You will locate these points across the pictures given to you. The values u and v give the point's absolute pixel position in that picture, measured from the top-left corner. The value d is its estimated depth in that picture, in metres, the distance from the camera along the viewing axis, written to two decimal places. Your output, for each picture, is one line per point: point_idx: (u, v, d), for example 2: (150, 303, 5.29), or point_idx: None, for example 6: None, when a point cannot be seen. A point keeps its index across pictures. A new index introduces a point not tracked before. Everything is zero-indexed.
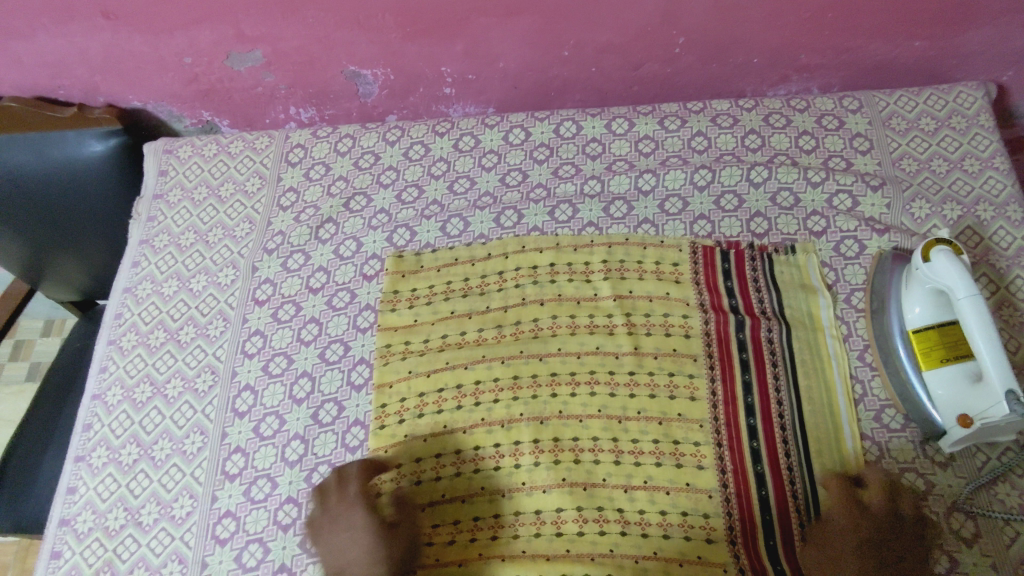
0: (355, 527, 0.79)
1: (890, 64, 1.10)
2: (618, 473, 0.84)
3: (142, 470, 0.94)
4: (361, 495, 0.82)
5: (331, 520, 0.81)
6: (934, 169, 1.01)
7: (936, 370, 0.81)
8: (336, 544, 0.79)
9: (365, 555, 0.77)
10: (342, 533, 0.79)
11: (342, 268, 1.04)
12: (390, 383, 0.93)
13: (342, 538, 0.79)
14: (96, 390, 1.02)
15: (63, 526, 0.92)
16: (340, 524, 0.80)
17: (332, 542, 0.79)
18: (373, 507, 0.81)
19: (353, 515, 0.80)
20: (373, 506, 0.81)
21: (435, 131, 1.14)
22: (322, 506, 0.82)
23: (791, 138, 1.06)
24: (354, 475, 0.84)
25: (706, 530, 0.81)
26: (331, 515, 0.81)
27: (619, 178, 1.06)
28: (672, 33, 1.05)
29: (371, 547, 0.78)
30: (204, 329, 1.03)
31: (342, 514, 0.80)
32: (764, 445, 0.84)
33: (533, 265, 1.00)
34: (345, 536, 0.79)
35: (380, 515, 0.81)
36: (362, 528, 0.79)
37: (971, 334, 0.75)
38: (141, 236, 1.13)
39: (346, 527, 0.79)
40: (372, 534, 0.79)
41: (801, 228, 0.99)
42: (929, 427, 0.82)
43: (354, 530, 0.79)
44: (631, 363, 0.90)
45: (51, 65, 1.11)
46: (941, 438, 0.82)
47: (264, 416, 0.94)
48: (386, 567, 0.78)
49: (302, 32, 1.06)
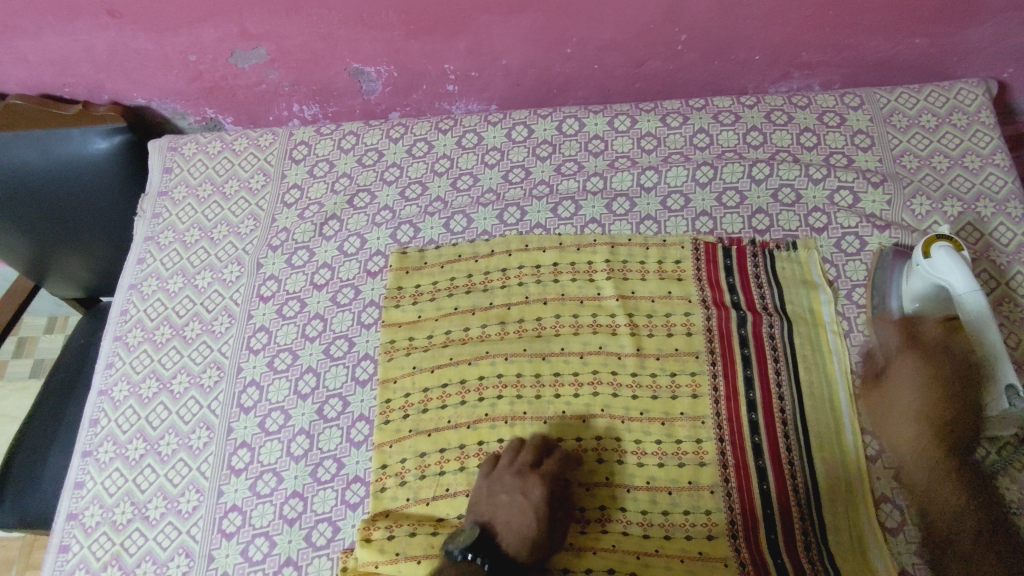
0: (526, 497, 0.78)
1: (891, 61, 1.10)
2: (621, 472, 0.85)
3: (149, 464, 0.94)
4: (542, 472, 0.80)
5: (498, 481, 0.81)
6: (935, 166, 1.02)
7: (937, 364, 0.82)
8: (497, 505, 0.79)
9: (520, 525, 0.77)
10: (506, 496, 0.79)
11: (346, 264, 1.05)
12: (394, 378, 0.93)
13: (507, 502, 0.79)
14: (102, 386, 1.02)
15: (71, 520, 0.93)
16: (510, 487, 0.79)
17: (491, 502, 0.80)
18: (554, 486, 0.80)
19: (531, 488, 0.78)
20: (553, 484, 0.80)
21: (438, 128, 1.14)
22: (493, 463, 0.83)
23: (792, 135, 1.07)
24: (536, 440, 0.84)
25: (708, 526, 0.82)
26: (506, 479, 0.80)
27: (621, 175, 1.06)
28: (674, 30, 1.05)
29: (528, 522, 0.77)
30: (210, 324, 1.03)
31: (516, 479, 0.80)
32: (766, 440, 0.85)
33: (536, 264, 1.00)
34: (513, 504, 0.78)
35: (554, 495, 0.79)
36: (531, 502, 0.77)
37: (978, 326, 0.80)
38: (147, 233, 1.14)
39: (513, 493, 0.79)
40: (540, 514, 0.77)
41: (803, 224, 1.00)
42: None
43: (522, 500, 0.78)
44: (633, 364, 0.91)
45: (56, 62, 1.12)
46: None
47: (269, 412, 0.95)
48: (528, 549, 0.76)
49: (306, 29, 1.06)
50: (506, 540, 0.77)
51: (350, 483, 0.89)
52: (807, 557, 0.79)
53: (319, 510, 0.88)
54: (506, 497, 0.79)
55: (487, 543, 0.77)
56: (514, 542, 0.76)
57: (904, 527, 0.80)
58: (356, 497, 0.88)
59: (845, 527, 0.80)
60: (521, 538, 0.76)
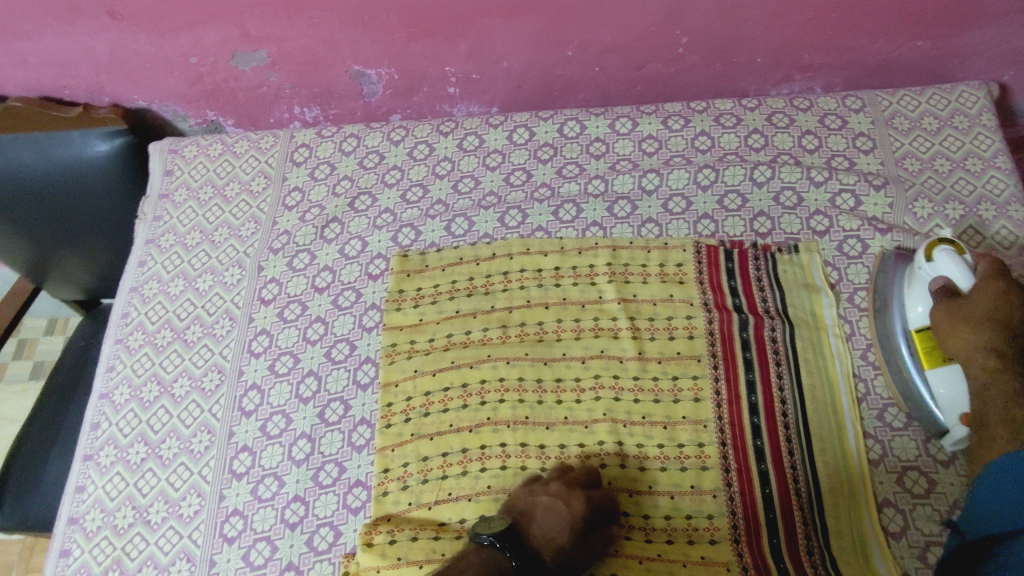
0: (568, 506, 0.77)
1: (892, 63, 1.10)
2: (623, 476, 0.85)
3: (150, 468, 0.94)
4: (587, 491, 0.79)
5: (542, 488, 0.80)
6: (937, 169, 1.02)
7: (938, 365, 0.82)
8: (536, 505, 0.78)
9: (554, 528, 0.75)
10: (547, 498, 0.78)
11: (348, 267, 1.04)
12: (396, 382, 0.93)
13: (547, 505, 0.77)
14: (103, 389, 1.02)
15: (71, 524, 0.93)
16: (553, 493, 0.78)
17: (531, 500, 0.79)
18: (594, 506, 0.78)
19: (574, 499, 0.77)
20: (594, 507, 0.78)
21: (439, 130, 1.14)
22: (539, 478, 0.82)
23: (793, 138, 1.06)
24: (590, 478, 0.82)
25: (711, 531, 0.82)
26: (553, 489, 0.79)
27: (622, 178, 1.06)
28: (675, 33, 1.05)
29: (563, 529, 0.75)
30: (211, 328, 1.03)
31: (562, 488, 0.79)
32: (769, 445, 0.85)
33: (538, 268, 1.00)
34: (552, 507, 0.77)
35: (592, 516, 0.78)
36: (573, 512, 0.76)
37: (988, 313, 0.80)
38: (147, 236, 1.14)
39: (556, 498, 0.78)
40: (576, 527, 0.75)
41: (804, 227, 1.00)
42: (933, 426, 0.82)
43: (563, 508, 0.76)
44: (634, 368, 0.91)
45: (56, 64, 1.12)
46: (944, 438, 0.82)
47: (271, 415, 0.95)
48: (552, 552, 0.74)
49: (307, 32, 1.06)
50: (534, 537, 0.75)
51: (351, 487, 0.89)
52: (810, 561, 0.79)
53: (321, 515, 0.88)
54: (548, 498, 0.77)
55: (515, 534, 0.75)
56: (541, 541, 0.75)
57: (907, 531, 0.80)
58: (358, 502, 0.88)
59: (848, 531, 0.80)
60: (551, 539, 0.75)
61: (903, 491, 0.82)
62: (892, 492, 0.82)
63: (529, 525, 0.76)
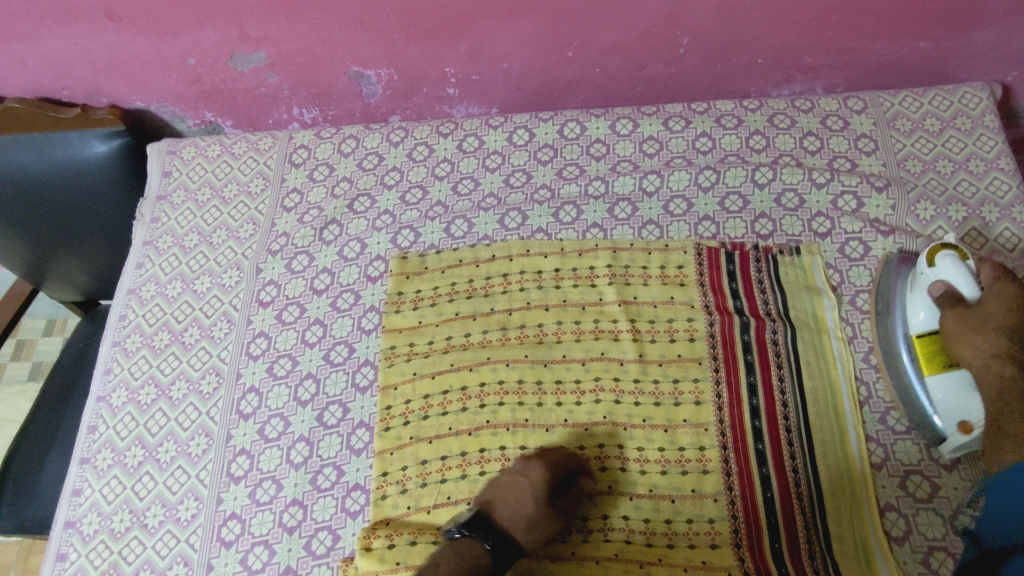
0: (526, 477, 0.79)
1: (894, 64, 1.10)
2: (624, 480, 0.85)
3: (148, 472, 0.94)
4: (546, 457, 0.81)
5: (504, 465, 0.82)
6: (939, 170, 1.01)
7: (938, 371, 0.81)
8: (498, 487, 0.80)
9: (519, 503, 0.78)
10: (508, 477, 0.81)
11: (347, 269, 1.04)
12: (395, 385, 0.93)
13: (508, 484, 0.80)
14: (100, 392, 1.01)
15: (68, 528, 0.92)
16: (513, 470, 0.81)
17: (495, 482, 0.81)
18: (556, 470, 0.80)
19: (530, 468, 0.80)
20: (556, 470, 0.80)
21: (439, 131, 1.14)
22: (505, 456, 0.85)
23: (795, 139, 1.06)
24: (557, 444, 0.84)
25: (712, 535, 0.81)
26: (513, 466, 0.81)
27: (623, 179, 1.06)
28: (675, 34, 1.05)
29: (526, 502, 0.78)
30: (209, 330, 1.03)
31: (520, 462, 0.81)
32: (770, 449, 0.84)
33: (538, 270, 0.99)
34: (514, 485, 0.79)
35: (555, 479, 0.80)
36: (532, 481, 0.79)
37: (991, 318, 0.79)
38: (145, 237, 1.13)
39: (515, 474, 0.80)
40: (539, 495, 0.78)
41: (806, 229, 0.99)
42: (931, 432, 0.82)
43: (523, 480, 0.79)
44: (635, 370, 0.90)
45: (55, 66, 1.11)
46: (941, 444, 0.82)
47: (269, 418, 0.94)
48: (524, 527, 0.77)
49: (306, 33, 1.06)
50: (503, 517, 0.78)
51: (350, 491, 0.88)
52: (812, 566, 0.78)
53: (319, 519, 0.87)
54: (508, 477, 0.80)
55: (484, 523, 0.78)
56: (511, 520, 0.78)
57: (911, 535, 0.79)
58: (356, 505, 0.87)
59: (850, 535, 0.79)
60: (519, 519, 0.78)
61: (906, 495, 0.81)
62: (895, 496, 0.81)
63: (496, 508, 0.79)
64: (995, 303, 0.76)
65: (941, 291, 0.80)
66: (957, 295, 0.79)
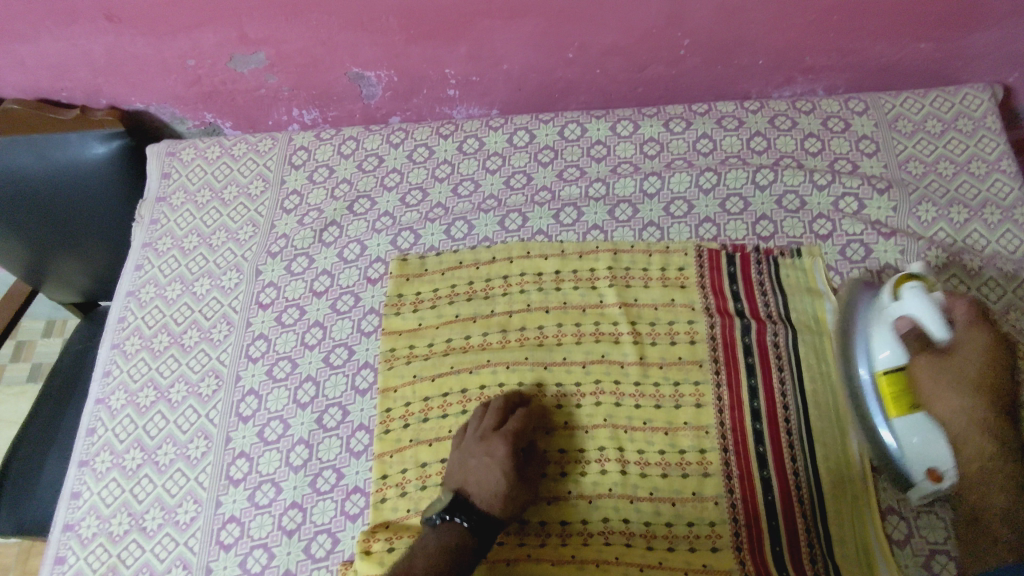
0: (491, 457, 0.82)
1: (895, 66, 1.09)
2: (624, 483, 0.84)
3: (146, 474, 0.93)
4: (506, 432, 0.84)
5: (466, 446, 0.84)
6: (941, 172, 1.01)
7: (904, 415, 0.77)
8: (466, 472, 0.83)
9: (491, 485, 0.81)
10: (473, 461, 0.83)
11: (346, 271, 1.04)
12: (395, 387, 0.92)
13: (475, 467, 0.82)
14: (99, 394, 1.01)
15: (67, 531, 0.92)
16: (476, 451, 0.83)
17: (461, 467, 0.83)
18: (517, 441, 0.84)
19: (493, 447, 0.82)
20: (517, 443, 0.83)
21: (439, 133, 1.13)
22: (462, 433, 0.86)
23: (796, 141, 1.05)
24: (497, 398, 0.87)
25: (712, 539, 0.81)
26: (472, 445, 0.84)
27: (623, 181, 1.05)
28: (676, 35, 1.04)
29: (496, 481, 0.81)
30: (208, 332, 1.02)
31: (481, 443, 0.83)
32: (772, 451, 0.84)
33: (538, 272, 0.99)
34: (481, 467, 0.82)
35: (517, 451, 0.83)
36: (498, 460, 0.81)
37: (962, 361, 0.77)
38: (145, 239, 1.13)
39: (479, 457, 0.83)
40: (505, 469, 0.81)
41: (807, 231, 0.99)
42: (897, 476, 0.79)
43: (489, 461, 0.82)
44: (636, 373, 0.90)
45: (54, 67, 1.11)
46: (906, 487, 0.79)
47: (268, 421, 0.94)
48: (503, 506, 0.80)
49: (306, 34, 1.05)
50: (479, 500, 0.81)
51: (349, 493, 0.88)
52: (813, 569, 0.78)
53: (318, 522, 0.87)
54: (474, 462, 0.82)
55: (460, 503, 0.81)
56: (487, 502, 0.80)
57: (912, 539, 0.79)
58: (356, 508, 0.87)
59: (852, 539, 0.79)
60: (493, 495, 0.80)
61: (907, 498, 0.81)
62: (896, 499, 0.81)
63: (470, 492, 0.82)
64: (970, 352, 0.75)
65: (914, 334, 0.77)
66: (933, 341, 0.76)
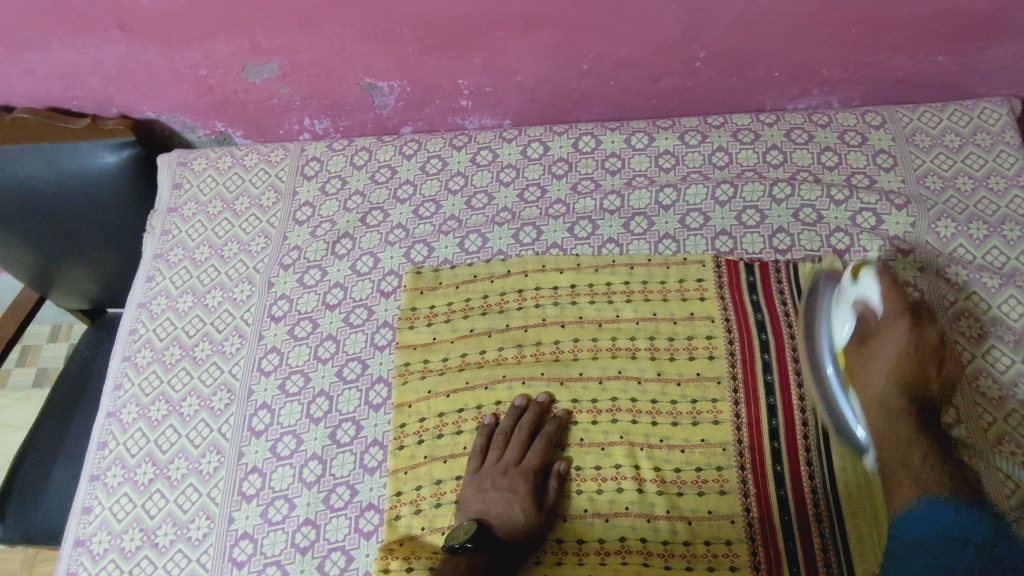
0: (515, 492, 0.83)
1: (911, 79, 1.08)
2: (641, 501, 0.84)
3: (158, 490, 0.93)
4: (526, 467, 0.85)
5: (487, 477, 0.85)
6: (959, 187, 1.00)
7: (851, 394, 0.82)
8: (487, 502, 0.83)
9: (511, 518, 0.82)
10: (495, 493, 0.83)
11: (360, 284, 1.03)
12: (410, 403, 0.92)
13: (496, 500, 0.83)
14: (110, 408, 1.00)
15: (77, 547, 0.91)
16: (499, 483, 0.84)
17: (482, 497, 0.83)
18: (539, 476, 0.85)
19: (517, 483, 0.84)
20: (539, 479, 0.85)
21: (452, 144, 1.12)
22: (481, 460, 0.87)
23: (813, 154, 1.05)
24: (521, 420, 0.88)
25: (730, 557, 0.80)
26: (495, 473, 0.85)
27: (639, 193, 1.04)
28: (692, 47, 1.03)
29: (518, 515, 0.82)
30: (220, 345, 1.02)
31: (505, 476, 0.84)
32: (789, 469, 0.84)
33: (554, 286, 0.98)
34: (504, 501, 0.83)
35: (539, 485, 0.85)
36: (520, 496, 0.83)
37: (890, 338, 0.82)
38: (155, 251, 1.12)
39: (503, 491, 0.83)
40: (528, 505, 0.82)
41: (825, 244, 0.98)
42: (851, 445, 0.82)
43: (511, 496, 0.83)
44: (653, 390, 0.89)
45: (66, 75, 1.10)
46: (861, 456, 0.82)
47: (281, 436, 0.93)
48: (526, 540, 0.81)
49: (319, 44, 1.05)
50: (500, 530, 0.81)
51: (363, 510, 0.87)
52: None
53: (333, 539, 0.86)
54: (500, 496, 0.83)
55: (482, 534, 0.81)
56: (510, 535, 0.81)
57: None
58: (370, 526, 0.86)
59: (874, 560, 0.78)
60: (515, 528, 0.81)
61: None
62: None
63: (493, 523, 0.82)
64: (900, 342, 0.82)
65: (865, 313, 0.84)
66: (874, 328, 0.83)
